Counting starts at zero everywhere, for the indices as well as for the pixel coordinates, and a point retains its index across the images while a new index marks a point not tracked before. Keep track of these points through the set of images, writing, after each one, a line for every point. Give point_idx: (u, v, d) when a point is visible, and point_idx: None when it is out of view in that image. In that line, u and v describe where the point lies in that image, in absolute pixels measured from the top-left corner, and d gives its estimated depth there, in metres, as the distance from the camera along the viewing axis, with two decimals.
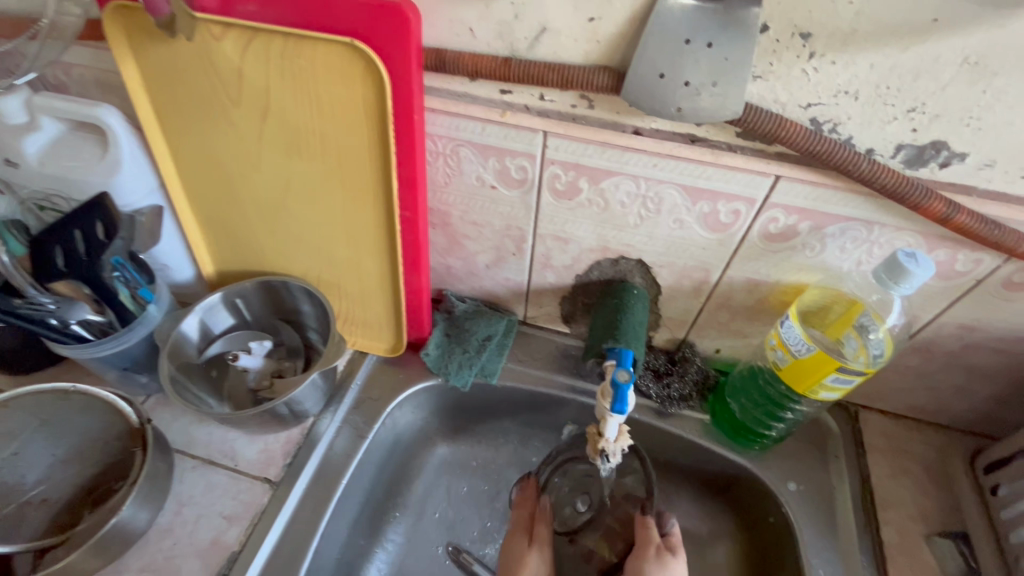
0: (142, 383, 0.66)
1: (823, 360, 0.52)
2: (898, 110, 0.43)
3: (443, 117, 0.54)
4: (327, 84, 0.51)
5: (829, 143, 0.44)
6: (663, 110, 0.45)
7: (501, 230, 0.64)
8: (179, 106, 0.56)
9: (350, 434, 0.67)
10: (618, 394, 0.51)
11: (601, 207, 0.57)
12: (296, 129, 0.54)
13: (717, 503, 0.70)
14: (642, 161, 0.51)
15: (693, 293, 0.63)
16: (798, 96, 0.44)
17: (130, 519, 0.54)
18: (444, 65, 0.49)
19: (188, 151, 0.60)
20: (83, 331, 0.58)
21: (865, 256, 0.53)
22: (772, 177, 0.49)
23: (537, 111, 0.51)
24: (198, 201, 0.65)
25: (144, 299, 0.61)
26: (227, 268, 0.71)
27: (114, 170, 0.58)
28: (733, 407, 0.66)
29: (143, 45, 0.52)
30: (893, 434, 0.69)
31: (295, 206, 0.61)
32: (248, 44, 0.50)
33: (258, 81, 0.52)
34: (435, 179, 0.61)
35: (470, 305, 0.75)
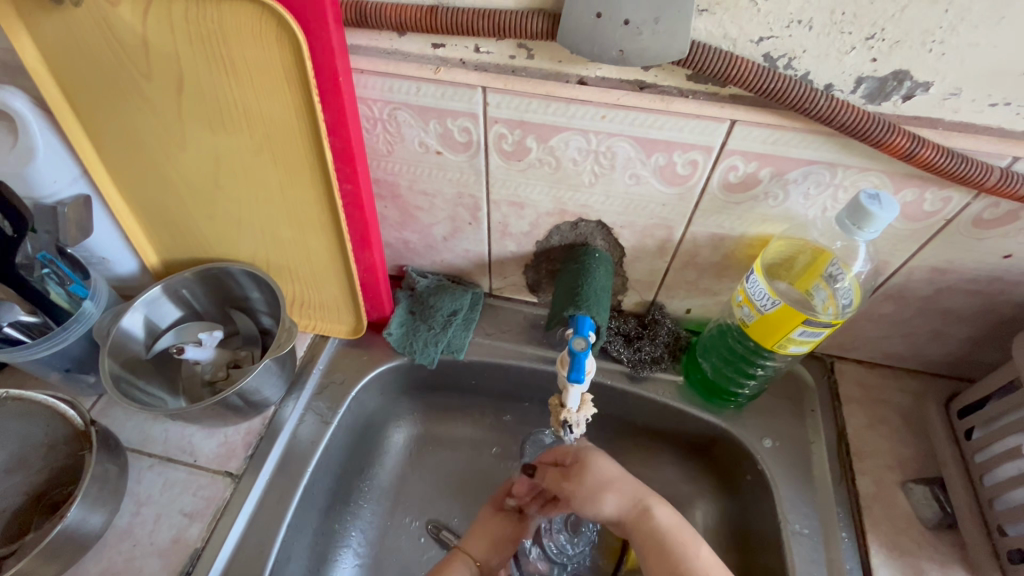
0: (90, 383, 0.64)
1: (789, 314, 0.50)
2: (856, 38, 0.39)
3: (374, 79, 0.50)
4: (241, 49, 0.46)
5: (784, 80, 0.41)
6: (604, 55, 0.41)
7: (454, 198, 0.60)
8: (88, 84, 0.51)
9: (314, 421, 0.65)
10: (574, 363, 0.48)
11: (553, 167, 0.53)
12: (216, 100, 0.50)
13: (694, 464, 0.69)
14: (589, 114, 0.48)
15: (657, 253, 0.60)
16: (748, 30, 0.40)
17: (83, 524, 0.52)
18: (366, 19, 0.45)
19: (107, 132, 0.55)
20: (15, 334, 0.55)
21: (831, 201, 0.50)
22: (727, 122, 0.46)
23: (473, 65, 0.47)
24: (127, 188, 0.61)
25: (77, 295, 0.58)
26: (171, 258, 0.68)
27: (26, 159, 0.52)
28: (704, 367, 0.64)
29: (36, 16, 0.48)
30: (869, 383, 0.68)
31: (231, 186, 0.58)
32: (148, 7, 0.45)
33: (166, 50, 0.47)
34: (377, 148, 0.57)
35: (432, 280, 0.72)
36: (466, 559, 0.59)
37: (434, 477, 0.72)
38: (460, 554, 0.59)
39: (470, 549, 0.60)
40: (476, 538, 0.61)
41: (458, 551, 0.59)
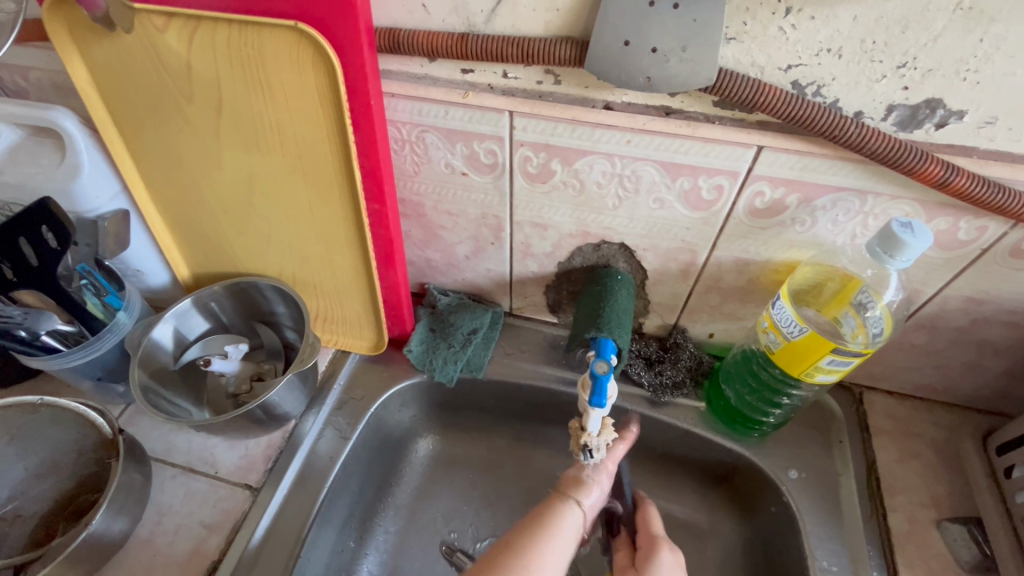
0: (120, 392, 0.65)
1: (818, 341, 0.49)
2: (887, 67, 0.39)
3: (404, 102, 0.51)
4: (279, 73, 0.48)
5: (813, 107, 0.41)
6: (631, 81, 0.41)
7: (477, 219, 0.61)
8: (133, 105, 0.54)
9: (333, 436, 0.65)
10: (596, 387, 0.48)
11: (577, 189, 0.54)
12: (251, 121, 0.52)
13: (716, 494, 0.67)
14: (615, 138, 0.48)
15: (680, 276, 0.60)
16: (777, 58, 0.40)
17: (107, 531, 0.53)
18: (399, 46, 0.46)
19: (148, 152, 0.58)
20: (54, 343, 0.57)
21: (860, 228, 0.50)
22: (754, 148, 0.46)
23: (501, 90, 0.48)
24: (164, 204, 0.63)
25: (112, 306, 0.60)
26: (202, 272, 0.70)
27: (73, 174, 0.56)
28: (727, 394, 0.63)
29: (89, 43, 0.50)
30: (900, 415, 0.66)
31: (262, 204, 0.59)
32: (193, 34, 0.47)
33: (208, 74, 0.49)
34: (403, 168, 0.58)
35: (453, 298, 0.73)
36: (576, 499, 0.52)
37: (450, 497, 0.72)
38: (565, 496, 0.52)
39: (580, 491, 0.53)
40: (589, 484, 0.54)
41: (561, 493, 0.53)
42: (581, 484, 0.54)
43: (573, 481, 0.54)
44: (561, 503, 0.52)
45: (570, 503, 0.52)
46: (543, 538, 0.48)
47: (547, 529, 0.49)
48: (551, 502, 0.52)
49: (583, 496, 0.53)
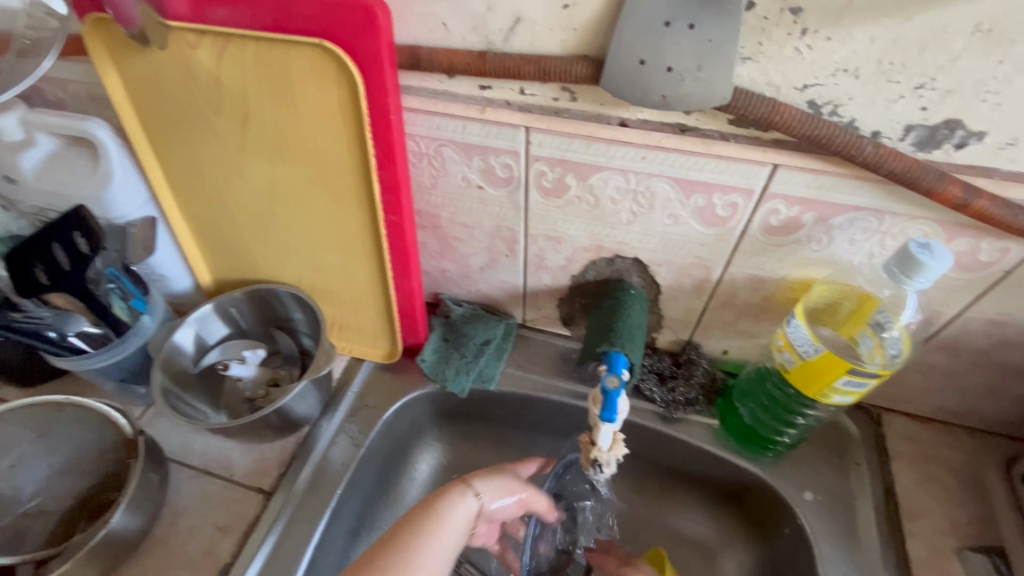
0: (141, 393, 0.67)
1: (833, 361, 0.48)
2: (905, 87, 0.39)
3: (423, 117, 0.52)
4: (303, 88, 0.50)
5: (829, 126, 0.41)
6: (646, 99, 0.42)
7: (492, 231, 0.62)
8: (164, 117, 0.56)
9: (345, 443, 0.66)
10: (607, 402, 0.49)
11: (591, 204, 0.54)
12: (275, 134, 0.54)
13: (728, 513, 0.66)
14: (629, 154, 0.49)
15: (694, 292, 0.59)
16: (792, 77, 0.41)
17: (124, 530, 0.55)
18: (419, 62, 0.47)
19: (177, 162, 0.60)
20: (81, 344, 0.59)
21: (878, 248, 0.49)
22: (769, 166, 0.46)
23: (518, 106, 0.49)
24: (190, 213, 0.65)
25: (137, 310, 0.62)
26: (223, 278, 0.72)
27: (104, 184, 0.59)
28: (741, 412, 0.62)
29: (125, 58, 0.53)
30: (920, 438, 0.64)
31: (283, 213, 0.61)
32: (222, 50, 0.49)
33: (236, 88, 0.51)
34: (421, 181, 0.59)
35: (467, 309, 0.73)
36: (471, 489, 0.54)
37: None
38: (463, 486, 0.54)
39: (479, 483, 0.55)
40: (489, 481, 0.56)
41: (460, 482, 0.55)
42: (478, 476, 0.55)
43: (474, 475, 0.55)
44: (456, 491, 0.53)
45: (465, 491, 0.53)
46: (432, 520, 0.50)
47: (440, 517, 0.51)
48: (447, 488, 0.53)
49: (482, 488, 0.55)
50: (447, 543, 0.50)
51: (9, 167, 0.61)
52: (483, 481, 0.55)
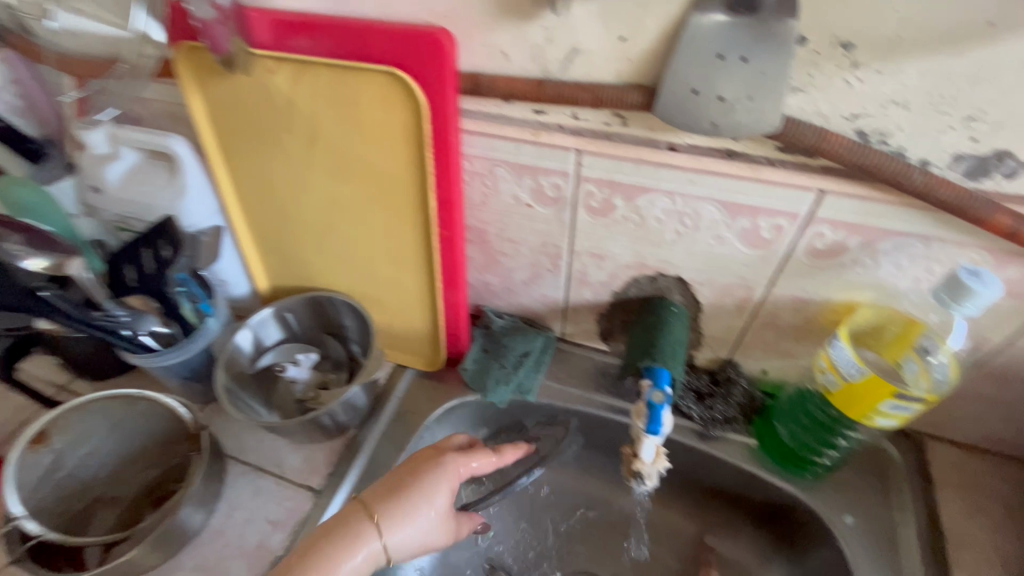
0: (201, 391, 0.71)
1: (878, 385, 0.49)
2: (954, 118, 0.40)
3: (479, 138, 0.55)
4: (370, 111, 0.53)
5: (879, 155, 0.42)
6: (697, 127, 0.44)
7: (537, 247, 0.64)
8: (239, 135, 0.61)
9: (389, 447, 0.68)
10: (652, 415, 0.51)
11: (637, 224, 0.56)
12: (341, 153, 0.58)
13: (764, 534, 0.66)
14: (677, 177, 0.51)
15: (736, 311, 0.61)
16: (842, 107, 0.42)
17: (186, 520, 0.58)
18: (480, 88, 0.50)
19: (246, 176, 0.64)
20: (151, 342, 0.63)
21: (925, 273, 0.50)
22: (815, 191, 0.47)
23: (571, 129, 0.52)
24: (254, 223, 0.69)
25: (203, 312, 0.66)
26: (279, 285, 0.76)
27: (180, 194, 0.64)
28: (781, 432, 0.62)
29: (210, 81, 0.57)
30: (965, 467, 0.63)
31: (341, 226, 0.65)
32: (298, 76, 0.53)
33: (307, 110, 0.55)
34: (472, 198, 0.62)
35: (508, 321, 0.75)
36: (378, 539, 0.50)
37: None
38: (370, 529, 0.50)
39: (389, 532, 0.51)
40: (403, 526, 0.51)
41: (367, 520, 0.51)
42: (392, 518, 0.51)
43: (386, 513, 0.51)
44: (361, 540, 0.50)
45: (370, 538, 0.50)
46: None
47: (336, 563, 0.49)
48: (353, 532, 0.50)
49: (390, 535, 0.51)
50: None
51: (95, 178, 0.66)
52: (392, 523, 0.51)
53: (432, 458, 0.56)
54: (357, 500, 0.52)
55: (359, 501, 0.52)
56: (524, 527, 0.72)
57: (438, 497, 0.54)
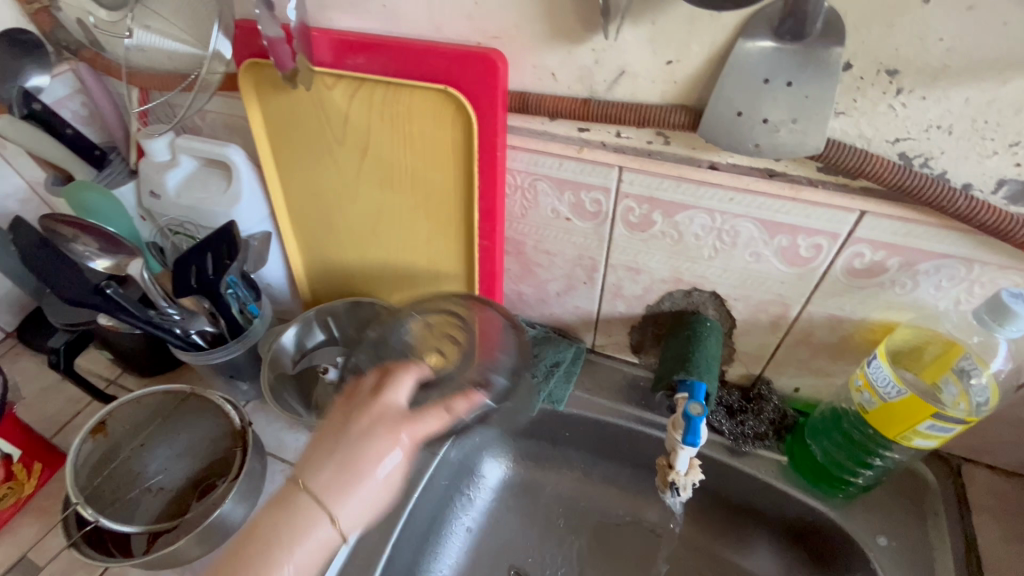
0: (243, 390, 0.74)
1: (917, 404, 0.50)
2: (998, 144, 0.41)
3: (523, 154, 0.58)
4: (422, 125, 0.56)
5: (922, 178, 0.43)
6: (740, 147, 0.45)
7: (574, 259, 0.66)
8: (293, 146, 0.64)
9: None
10: (690, 426, 0.52)
11: (675, 239, 0.58)
12: (390, 164, 0.60)
13: (795, 554, 0.66)
14: (717, 196, 0.52)
15: (770, 328, 0.61)
16: (885, 131, 0.43)
17: (230, 514, 0.60)
18: (528, 106, 0.53)
19: (297, 184, 0.68)
20: (199, 340, 0.67)
21: (965, 294, 0.50)
22: (856, 212, 0.48)
23: (613, 147, 0.54)
24: (300, 229, 0.72)
25: (251, 313, 0.69)
26: (319, 289, 0.78)
27: (235, 201, 0.67)
28: (814, 450, 0.62)
29: (270, 95, 0.61)
30: (1003, 492, 0.63)
31: (385, 234, 0.67)
32: (355, 91, 0.56)
33: (361, 124, 0.58)
34: (512, 211, 0.64)
35: (540, 331, 0.77)
36: (330, 523, 0.48)
37: (520, 524, 0.75)
38: (316, 509, 0.48)
39: (338, 507, 0.48)
40: (350, 499, 0.49)
41: (311, 500, 0.48)
42: (341, 500, 0.48)
43: (333, 497, 0.48)
44: (309, 527, 0.47)
45: (321, 525, 0.47)
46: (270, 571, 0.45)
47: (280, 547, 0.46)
48: (299, 522, 0.47)
49: (342, 516, 0.48)
50: None
51: (155, 184, 0.70)
52: (338, 497, 0.48)
53: (376, 425, 0.51)
54: (297, 484, 0.49)
55: (300, 484, 0.48)
56: (552, 535, 0.73)
57: (386, 465, 0.50)
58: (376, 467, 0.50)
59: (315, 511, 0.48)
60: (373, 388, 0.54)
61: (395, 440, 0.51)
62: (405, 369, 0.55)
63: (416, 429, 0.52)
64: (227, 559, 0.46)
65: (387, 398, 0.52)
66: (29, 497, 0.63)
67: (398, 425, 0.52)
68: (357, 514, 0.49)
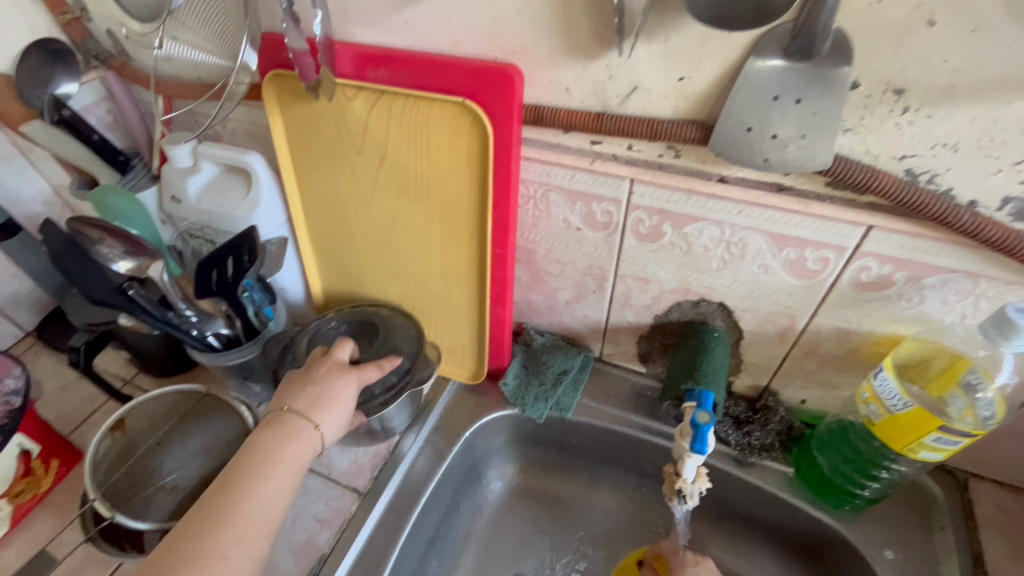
0: (255, 392, 0.75)
1: (923, 417, 0.50)
2: (1003, 162, 0.42)
3: (537, 165, 0.59)
4: (438, 136, 0.58)
5: (927, 195, 0.44)
6: (750, 161, 0.46)
7: (584, 268, 0.67)
8: (312, 154, 0.66)
9: (431, 455, 0.71)
10: (697, 434, 0.52)
11: (684, 250, 0.59)
12: (406, 173, 0.62)
13: (800, 566, 0.66)
14: (726, 208, 0.53)
15: (777, 339, 0.62)
16: (892, 148, 0.45)
17: None
18: (542, 120, 0.54)
19: (314, 191, 0.69)
20: (215, 341, 0.68)
21: (971, 309, 0.51)
22: (863, 226, 0.49)
23: (624, 159, 0.55)
24: (316, 235, 0.74)
25: (266, 316, 0.71)
26: (333, 294, 0.80)
27: (254, 207, 0.69)
28: (820, 462, 0.62)
29: (291, 105, 0.63)
30: (1010, 508, 0.63)
31: (398, 241, 0.69)
32: (374, 102, 0.58)
33: (379, 134, 0.60)
34: (524, 220, 0.65)
35: (549, 339, 0.78)
36: (314, 429, 0.54)
37: (525, 530, 0.75)
38: (301, 421, 0.53)
39: (318, 414, 0.54)
40: (331, 411, 0.55)
41: (295, 417, 0.54)
42: (320, 412, 0.55)
43: (313, 408, 0.54)
44: (297, 431, 0.53)
45: (306, 432, 0.53)
46: (269, 471, 0.50)
47: (273, 458, 0.50)
48: (287, 430, 0.52)
49: (324, 423, 0.55)
50: (277, 487, 0.49)
51: (177, 189, 0.72)
52: (320, 410, 0.55)
53: (333, 368, 0.59)
54: (280, 407, 0.55)
55: (282, 407, 0.55)
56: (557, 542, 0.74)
57: (351, 388, 0.57)
58: (344, 388, 0.57)
59: (299, 425, 0.53)
60: (320, 354, 0.61)
61: (351, 374, 0.58)
62: (343, 338, 0.63)
63: (364, 374, 0.59)
64: (224, 475, 0.49)
65: (334, 355, 0.60)
66: (45, 493, 0.65)
67: (346, 372, 0.58)
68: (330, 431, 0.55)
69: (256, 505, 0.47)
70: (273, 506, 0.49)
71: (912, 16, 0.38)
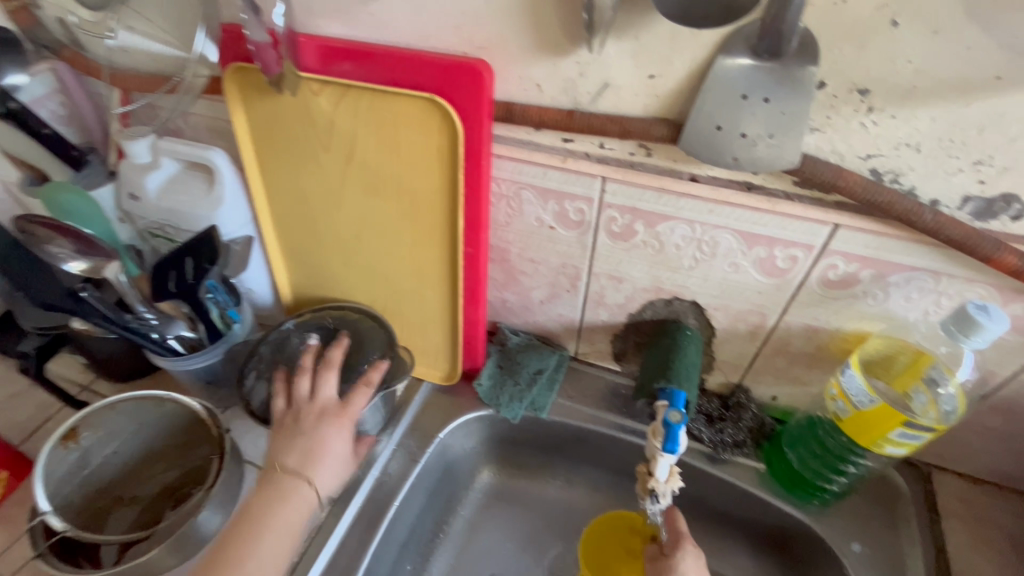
0: (221, 396, 0.73)
1: (888, 413, 0.51)
2: (964, 162, 0.43)
3: (509, 163, 0.58)
4: (406, 133, 0.56)
5: (891, 194, 0.45)
6: (720, 160, 0.46)
7: (557, 267, 0.66)
8: (277, 152, 0.64)
9: (404, 458, 0.69)
10: (669, 433, 0.53)
11: (656, 249, 0.59)
12: (375, 171, 0.60)
13: (771, 560, 0.67)
14: (697, 207, 0.53)
15: (748, 337, 0.62)
16: (858, 148, 0.45)
17: (206, 523, 0.58)
18: (513, 116, 0.53)
19: (281, 190, 0.67)
20: (177, 345, 0.65)
21: (933, 306, 0.52)
22: (831, 225, 0.50)
23: (596, 158, 0.55)
24: (282, 235, 0.72)
25: (231, 319, 0.67)
26: (302, 294, 0.78)
27: (217, 206, 0.66)
28: (790, 457, 0.63)
29: (255, 100, 0.61)
30: (971, 498, 0.64)
31: (368, 241, 0.67)
32: (341, 97, 0.57)
33: (346, 132, 0.59)
34: (497, 219, 0.65)
35: (523, 338, 0.77)
36: (307, 486, 0.58)
37: (501, 531, 0.74)
38: (296, 480, 0.58)
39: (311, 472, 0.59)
40: (321, 467, 0.59)
41: (290, 477, 0.58)
42: (313, 469, 0.59)
43: (304, 465, 0.59)
44: (290, 491, 0.57)
45: (300, 490, 0.58)
46: (264, 534, 0.55)
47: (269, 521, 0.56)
48: (282, 492, 0.57)
49: (317, 477, 0.59)
50: (276, 549, 0.55)
51: (135, 186, 0.69)
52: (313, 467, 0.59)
53: (321, 418, 0.61)
54: (275, 468, 0.59)
55: (277, 467, 0.59)
56: (532, 543, 0.73)
57: (341, 441, 0.61)
58: (335, 440, 0.60)
59: (295, 483, 0.58)
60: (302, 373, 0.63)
61: (339, 425, 0.61)
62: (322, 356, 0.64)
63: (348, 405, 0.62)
64: (223, 542, 0.54)
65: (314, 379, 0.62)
66: None
67: (337, 416, 0.61)
68: (326, 481, 0.60)
69: (258, 566, 0.53)
70: (271, 567, 0.54)
71: (876, 16, 0.39)
